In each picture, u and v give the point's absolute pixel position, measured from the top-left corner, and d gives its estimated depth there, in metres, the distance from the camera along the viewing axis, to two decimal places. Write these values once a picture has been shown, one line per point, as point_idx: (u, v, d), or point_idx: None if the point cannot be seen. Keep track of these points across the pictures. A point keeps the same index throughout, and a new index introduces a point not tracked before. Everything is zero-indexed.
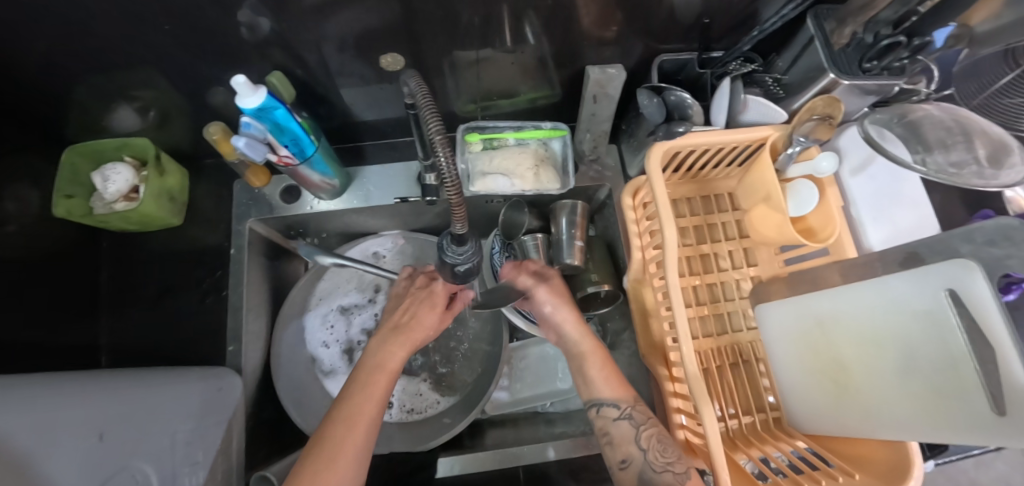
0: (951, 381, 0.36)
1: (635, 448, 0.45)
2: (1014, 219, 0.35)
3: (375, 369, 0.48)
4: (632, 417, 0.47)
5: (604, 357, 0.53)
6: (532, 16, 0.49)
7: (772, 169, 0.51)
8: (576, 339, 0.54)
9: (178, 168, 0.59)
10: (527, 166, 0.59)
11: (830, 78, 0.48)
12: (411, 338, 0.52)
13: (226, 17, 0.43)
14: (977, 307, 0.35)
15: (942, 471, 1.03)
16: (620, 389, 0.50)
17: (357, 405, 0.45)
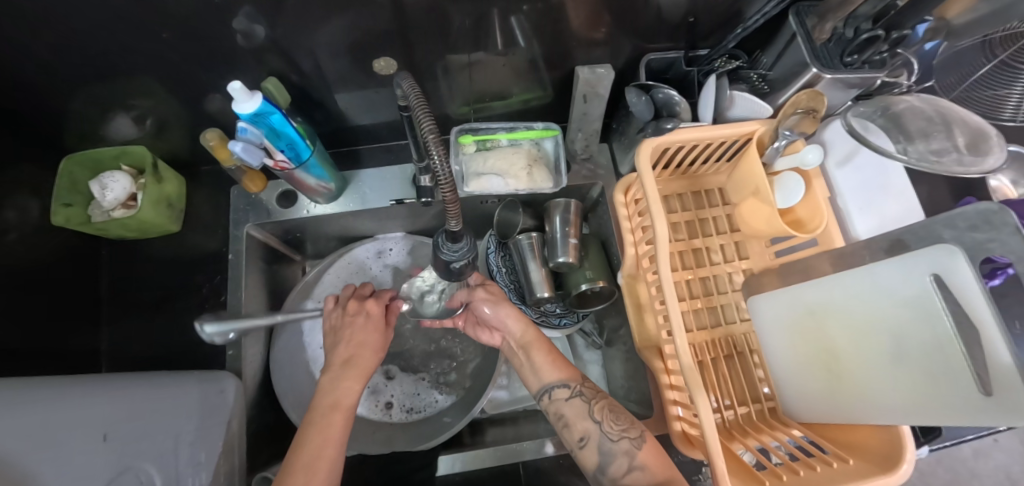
0: (940, 363, 0.37)
1: (590, 423, 0.47)
2: (994, 203, 0.36)
3: (330, 410, 0.45)
4: (582, 394, 0.49)
5: (544, 342, 0.54)
6: (522, 18, 0.50)
7: (759, 162, 0.52)
8: (518, 331, 0.55)
9: (175, 175, 0.60)
10: (520, 166, 0.60)
11: (813, 73, 0.49)
12: (362, 367, 0.50)
13: (221, 23, 0.43)
14: (961, 290, 0.36)
15: (940, 460, 1.04)
16: (565, 368, 0.51)
17: (317, 450, 0.42)
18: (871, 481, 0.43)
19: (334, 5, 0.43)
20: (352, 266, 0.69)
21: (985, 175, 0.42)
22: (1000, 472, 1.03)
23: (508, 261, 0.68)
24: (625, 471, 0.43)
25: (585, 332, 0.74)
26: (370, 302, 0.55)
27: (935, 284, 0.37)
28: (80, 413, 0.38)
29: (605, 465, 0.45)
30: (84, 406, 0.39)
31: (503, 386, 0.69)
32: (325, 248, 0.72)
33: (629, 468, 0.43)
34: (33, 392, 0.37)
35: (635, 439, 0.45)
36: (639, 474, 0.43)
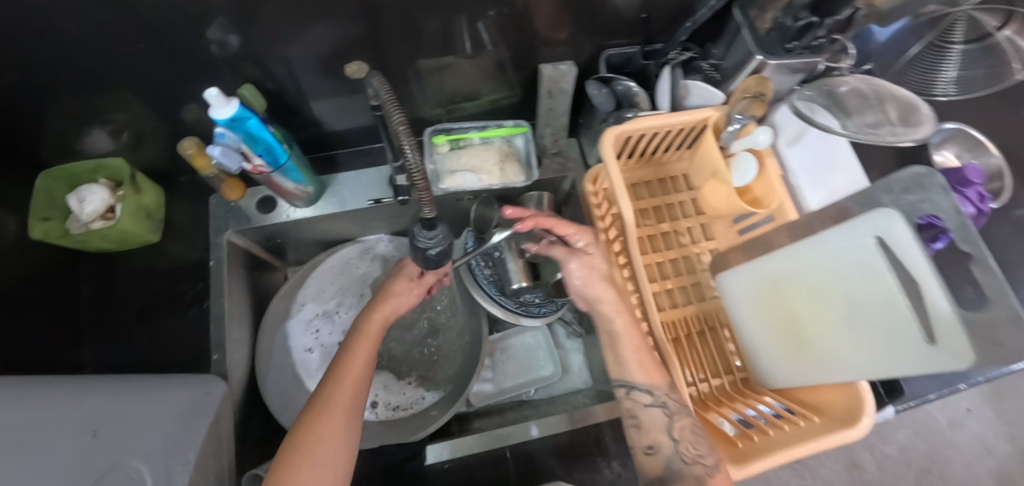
0: (891, 319, 0.41)
1: (666, 437, 0.49)
2: (923, 168, 0.41)
3: (358, 334, 0.50)
4: (665, 406, 0.50)
5: (642, 340, 0.53)
6: (488, 23, 0.53)
7: (716, 145, 0.56)
8: (613, 317, 0.54)
9: (153, 186, 0.61)
10: (492, 162, 0.63)
11: (758, 60, 0.52)
12: (386, 310, 0.51)
13: (197, 33, 0.45)
14: (902, 251, 0.40)
15: (916, 432, 1.10)
16: (655, 374, 0.51)
17: (345, 363, 0.47)
18: (835, 434, 0.46)
19: (307, 14, 0.46)
20: (335, 269, 0.71)
21: (917, 142, 0.46)
22: (974, 440, 1.09)
23: None
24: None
25: (565, 320, 0.76)
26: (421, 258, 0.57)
27: (881, 247, 0.41)
28: (67, 410, 0.36)
29: (668, 478, 0.48)
30: (72, 405, 0.37)
31: (488, 379, 0.71)
32: (306, 253, 0.74)
33: None
34: (26, 389, 0.36)
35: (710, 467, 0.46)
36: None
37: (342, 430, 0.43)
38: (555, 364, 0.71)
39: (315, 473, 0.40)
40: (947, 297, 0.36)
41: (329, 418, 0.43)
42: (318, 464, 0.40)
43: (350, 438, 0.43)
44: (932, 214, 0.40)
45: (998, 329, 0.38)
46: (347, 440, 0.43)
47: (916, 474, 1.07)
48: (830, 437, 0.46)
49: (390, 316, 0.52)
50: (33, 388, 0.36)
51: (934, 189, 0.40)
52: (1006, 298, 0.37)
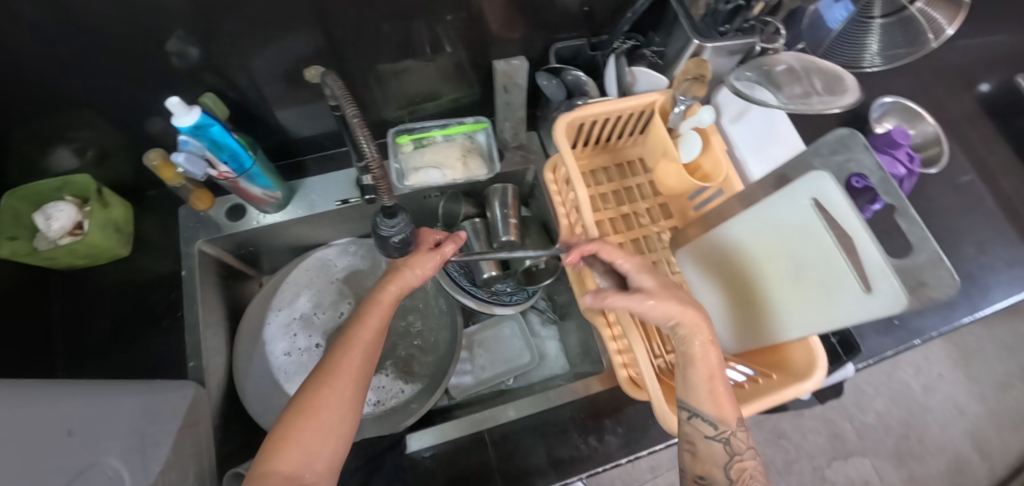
0: (832, 272, 0.44)
1: (720, 470, 0.45)
2: (845, 129, 0.44)
3: (371, 303, 0.50)
4: (728, 442, 0.44)
5: (720, 367, 0.46)
6: (440, 24, 0.56)
7: (663, 128, 0.59)
8: (696, 342, 0.46)
9: (121, 201, 0.62)
10: (454, 157, 0.65)
11: (696, 45, 0.56)
12: (401, 282, 0.51)
13: (155, 47, 0.47)
14: (834, 210, 0.43)
15: (892, 401, 1.23)
16: (728, 409, 0.44)
17: (357, 332, 0.47)
18: (790, 389, 0.48)
19: (263, 24, 0.48)
20: (311, 272, 0.73)
21: (842, 109, 0.50)
22: (947, 404, 1.23)
23: None
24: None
25: (539, 309, 0.79)
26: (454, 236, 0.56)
27: (816, 208, 0.44)
28: (42, 412, 0.37)
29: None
30: (49, 405, 0.38)
31: (467, 371, 0.73)
32: (280, 260, 0.76)
33: None
34: (4, 389, 0.36)
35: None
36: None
37: (347, 398, 0.43)
38: (530, 351, 0.74)
39: (314, 436, 0.40)
40: (876, 247, 0.39)
41: (337, 383, 0.43)
42: (317, 428, 0.40)
43: (353, 409, 0.43)
44: (857, 172, 0.43)
45: (923, 273, 0.38)
46: (353, 405, 0.44)
47: (894, 439, 1.20)
48: (784, 392, 0.49)
49: (404, 287, 0.51)
50: (13, 386, 0.37)
51: (858, 148, 0.43)
52: (927, 243, 0.38)
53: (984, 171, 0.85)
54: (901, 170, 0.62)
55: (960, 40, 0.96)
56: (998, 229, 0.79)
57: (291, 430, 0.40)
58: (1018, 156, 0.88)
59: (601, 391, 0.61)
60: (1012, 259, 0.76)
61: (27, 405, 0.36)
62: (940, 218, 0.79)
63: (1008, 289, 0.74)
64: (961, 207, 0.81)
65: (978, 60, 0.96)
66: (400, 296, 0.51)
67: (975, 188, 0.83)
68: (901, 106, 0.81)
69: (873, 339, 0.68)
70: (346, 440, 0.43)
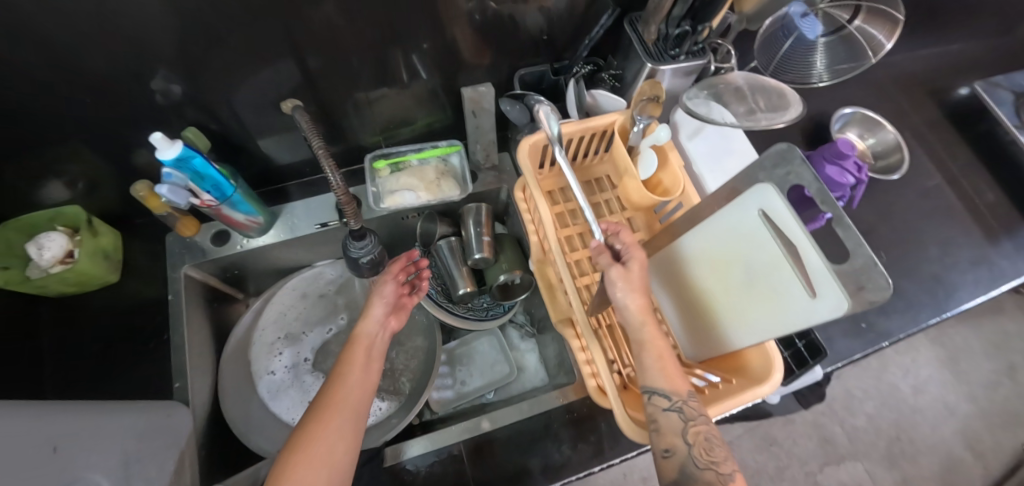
0: (781, 279, 0.46)
1: (680, 440, 0.44)
2: (785, 143, 0.44)
3: (355, 343, 0.55)
4: (682, 411, 0.44)
5: (667, 348, 0.47)
6: (409, 55, 0.60)
7: (623, 146, 0.61)
8: (637, 326, 0.48)
9: (110, 230, 0.65)
10: (429, 179, 0.68)
11: (649, 68, 0.60)
12: (372, 317, 0.57)
13: (140, 85, 0.51)
14: (781, 219, 0.44)
15: (883, 402, 1.30)
16: (679, 379, 0.46)
17: (345, 370, 0.52)
18: (747, 393, 0.51)
19: (248, 63, 0.53)
20: (297, 293, 0.76)
21: (788, 124, 0.55)
22: (938, 403, 1.30)
23: (433, 267, 0.73)
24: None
25: (518, 323, 0.82)
26: (397, 259, 0.61)
27: (763, 217, 0.46)
28: (31, 428, 0.39)
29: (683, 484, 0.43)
30: (38, 422, 0.40)
31: (448, 385, 0.75)
32: (265, 282, 0.79)
33: None
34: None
35: (724, 476, 0.42)
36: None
37: (335, 432, 0.46)
38: (509, 365, 0.76)
39: (307, 471, 0.43)
40: (816, 254, 0.41)
41: (330, 419, 0.47)
42: (309, 462, 0.43)
43: (347, 443, 0.46)
44: (798, 185, 0.43)
45: (858, 278, 0.39)
46: (344, 439, 0.46)
47: (886, 442, 1.26)
48: (741, 395, 0.51)
49: (378, 319, 0.57)
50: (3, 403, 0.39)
51: (795, 162, 0.43)
52: (861, 249, 0.38)
53: (948, 174, 0.88)
54: (851, 180, 0.68)
55: (920, 50, 1.00)
56: (961, 229, 0.82)
57: (288, 469, 0.43)
58: (982, 158, 0.91)
59: (576, 399, 0.63)
60: (976, 259, 0.79)
61: (17, 421, 0.38)
62: (906, 221, 0.81)
63: (974, 289, 0.76)
64: (926, 210, 0.83)
65: (939, 68, 1.01)
66: (376, 330, 0.56)
67: (940, 192, 0.86)
68: (860, 116, 0.86)
69: (841, 342, 0.69)
70: (341, 472, 0.45)
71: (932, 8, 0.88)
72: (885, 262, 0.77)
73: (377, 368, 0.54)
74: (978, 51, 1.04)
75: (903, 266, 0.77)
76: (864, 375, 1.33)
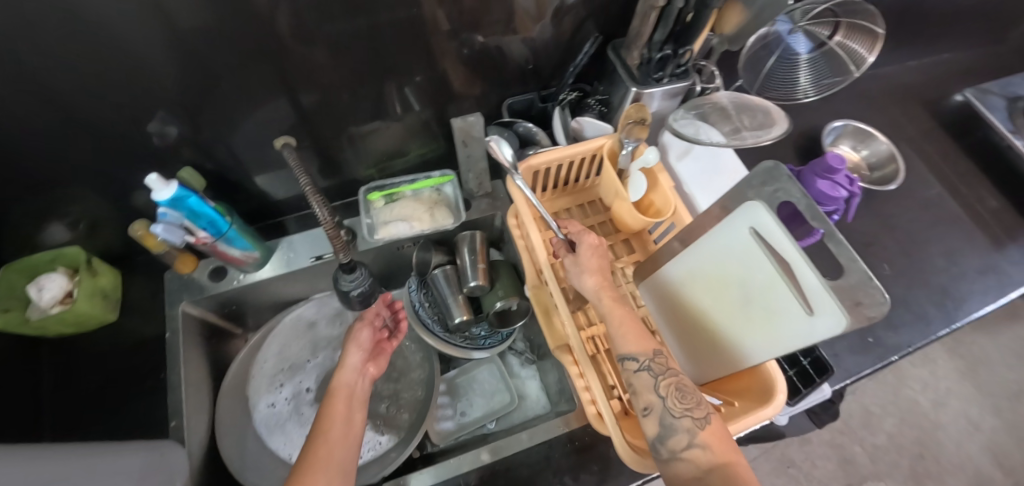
0: (777, 296, 0.45)
1: (654, 394, 0.44)
2: (770, 162, 0.42)
3: (333, 395, 0.55)
4: (652, 369, 0.45)
5: (629, 314, 0.49)
6: (400, 89, 0.62)
7: (614, 171, 0.61)
8: (595, 299, 0.51)
9: (109, 269, 0.66)
10: (421, 210, 0.70)
11: (633, 92, 0.61)
12: (347, 365, 0.59)
13: (139, 127, 0.53)
14: (772, 238, 0.44)
15: (903, 419, 1.25)
16: (644, 340, 0.47)
17: (327, 424, 0.51)
18: (750, 416, 0.49)
19: (244, 102, 0.55)
20: (293, 326, 0.76)
21: (774, 140, 0.57)
22: (959, 418, 1.25)
23: (430, 296, 0.74)
24: (685, 447, 0.41)
25: (517, 350, 0.80)
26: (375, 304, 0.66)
27: (755, 236, 0.45)
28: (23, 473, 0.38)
29: (664, 437, 0.42)
30: (30, 466, 0.39)
31: (448, 416, 0.73)
32: (263, 316, 0.79)
33: (690, 445, 0.41)
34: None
35: (700, 418, 0.42)
36: (699, 451, 0.40)
37: None
38: (509, 392, 0.75)
39: None
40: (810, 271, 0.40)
41: (315, 477, 0.45)
42: None
43: None
44: (786, 201, 0.41)
45: (855, 293, 0.37)
46: None
47: (910, 460, 1.21)
48: (745, 420, 0.49)
49: (354, 367, 0.59)
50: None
51: (783, 179, 0.41)
52: (855, 264, 0.36)
53: (947, 183, 0.87)
54: (842, 193, 0.68)
55: (908, 62, 1.01)
56: (965, 238, 0.80)
57: None
58: (981, 166, 0.90)
59: (578, 426, 0.62)
60: (983, 268, 0.77)
61: (8, 465, 0.38)
62: (907, 231, 0.80)
63: (983, 298, 0.74)
64: (928, 220, 0.82)
65: (929, 77, 1.01)
66: (351, 378, 0.58)
67: (941, 201, 0.85)
68: (852, 129, 0.86)
69: (848, 359, 0.67)
70: None
71: (917, 21, 0.90)
72: (888, 273, 0.75)
73: (359, 416, 0.55)
74: (969, 60, 1.05)
75: (910, 277, 0.75)
76: (881, 390, 1.29)
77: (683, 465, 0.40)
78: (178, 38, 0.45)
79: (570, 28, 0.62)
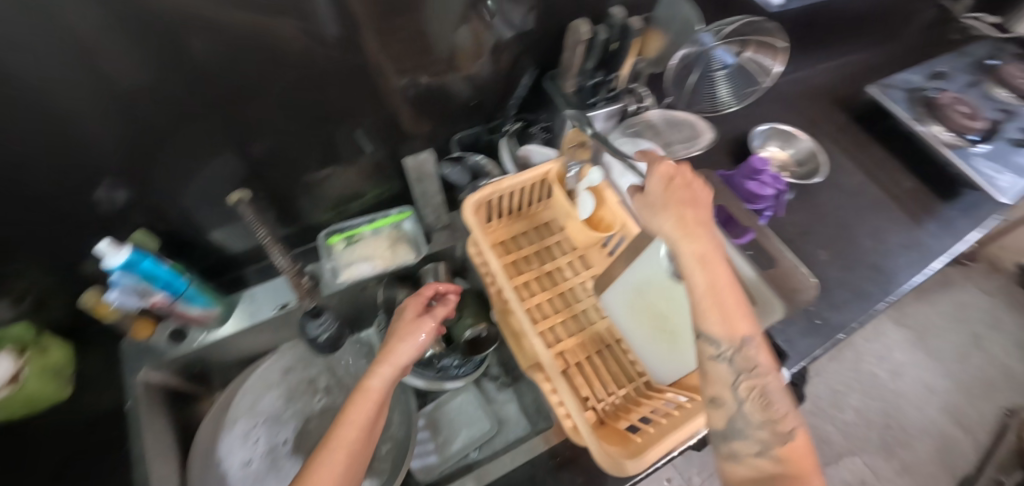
0: None
1: (728, 391, 0.42)
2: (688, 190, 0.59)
3: (361, 393, 0.50)
4: (732, 361, 0.41)
5: (722, 280, 0.43)
6: (350, 133, 0.64)
7: (564, 196, 0.69)
8: (679, 248, 0.44)
9: (59, 344, 0.64)
10: (383, 248, 0.73)
11: (574, 118, 0.66)
12: (393, 361, 0.53)
13: (84, 196, 0.52)
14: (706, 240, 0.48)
15: (867, 393, 1.32)
16: (735, 325, 0.42)
17: (341, 430, 0.47)
18: None
19: (193, 158, 0.56)
20: (260, 381, 0.73)
21: None
22: (916, 384, 1.34)
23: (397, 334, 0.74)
24: (754, 453, 0.41)
25: (492, 375, 0.81)
26: (412, 299, 0.62)
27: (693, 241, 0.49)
28: None
29: (731, 435, 0.42)
30: None
31: (430, 451, 0.73)
32: (229, 373, 0.77)
33: (761, 452, 0.40)
34: None
35: (781, 433, 0.40)
36: (768, 461, 0.40)
37: None
38: (489, 418, 0.76)
39: None
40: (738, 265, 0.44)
41: None
42: None
43: None
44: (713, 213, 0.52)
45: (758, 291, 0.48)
46: None
47: (878, 431, 1.27)
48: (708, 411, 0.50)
49: (395, 367, 0.53)
50: None
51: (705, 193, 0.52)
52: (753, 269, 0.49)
53: (866, 170, 0.96)
54: (769, 191, 0.74)
55: (818, 65, 1.12)
56: (888, 218, 0.88)
57: None
58: (893, 152, 1.00)
59: (559, 442, 0.63)
60: (907, 243, 0.85)
61: None
62: (837, 218, 0.87)
63: (911, 271, 0.81)
64: (854, 206, 0.90)
65: (838, 78, 1.12)
66: (388, 379, 0.52)
67: (863, 187, 0.93)
68: (775, 131, 0.94)
69: (801, 342, 0.72)
70: None
71: (819, 31, 1.00)
72: (826, 259, 0.81)
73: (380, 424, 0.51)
74: (870, 58, 1.17)
75: (846, 260, 0.81)
76: (844, 368, 1.36)
77: (743, 468, 0.41)
78: (120, 100, 0.45)
79: (507, 64, 0.66)
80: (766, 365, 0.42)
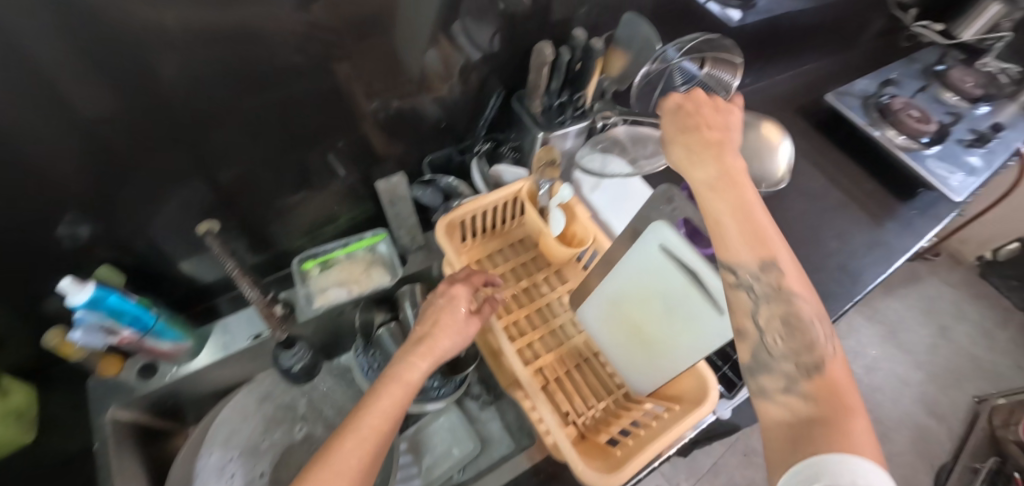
0: (695, 302, 0.47)
1: (750, 321, 0.38)
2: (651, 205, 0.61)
3: (392, 381, 0.47)
4: (754, 289, 0.37)
5: (741, 201, 0.38)
6: (321, 158, 0.64)
7: (536, 213, 0.69)
8: (691, 171, 0.41)
9: (25, 387, 0.62)
10: (358, 271, 0.72)
11: (542, 137, 0.68)
12: (433, 355, 0.50)
13: (45, 232, 0.51)
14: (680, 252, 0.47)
15: None
16: (759, 247, 0.37)
17: (358, 418, 0.44)
18: (690, 417, 0.52)
19: (161, 188, 0.55)
20: (236, 413, 0.72)
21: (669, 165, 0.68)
22: (891, 377, 1.38)
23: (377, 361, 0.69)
24: (781, 391, 0.36)
25: (474, 394, 0.81)
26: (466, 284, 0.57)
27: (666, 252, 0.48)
28: None
29: (755, 371, 0.38)
30: None
31: (413, 475, 0.72)
32: (203, 406, 0.75)
33: (789, 388, 0.36)
34: None
35: (807, 365, 0.36)
36: (797, 400, 0.35)
37: None
38: (472, 437, 0.76)
39: None
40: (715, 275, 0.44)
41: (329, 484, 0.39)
42: None
43: None
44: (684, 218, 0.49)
45: None
46: None
47: None
48: (686, 421, 0.52)
49: (435, 360, 0.51)
50: None
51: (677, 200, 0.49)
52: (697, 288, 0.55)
53: (828, 174, 1.00)
54: None
55: (778, 76, 1.17)
56: (851, 219, 0.92)
57: None
58: (852, 156, 1.05)
59: (541, 458, 0.63)
60: (870, 243, 0.88)
61: None
62: (803, 222, 0.90)
63: (875, 270, 0.84)
64: (818, 209, 0.93)
65: (797, 87, 1.17)
66: (423, 371, 0.49)
67: (825, 191, 0.97)
68: None
69: None
70: None
71: (776, 44, 1.05)
72: None
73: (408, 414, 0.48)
74: (826, 67, 1.22)
75: (813, 262, 0.84)
76: None
77: (773, 408, 0.37)
78: (84, 132, 0.45)
79: (475, 86, 0.68)
80: (796, 291, 0.37)
